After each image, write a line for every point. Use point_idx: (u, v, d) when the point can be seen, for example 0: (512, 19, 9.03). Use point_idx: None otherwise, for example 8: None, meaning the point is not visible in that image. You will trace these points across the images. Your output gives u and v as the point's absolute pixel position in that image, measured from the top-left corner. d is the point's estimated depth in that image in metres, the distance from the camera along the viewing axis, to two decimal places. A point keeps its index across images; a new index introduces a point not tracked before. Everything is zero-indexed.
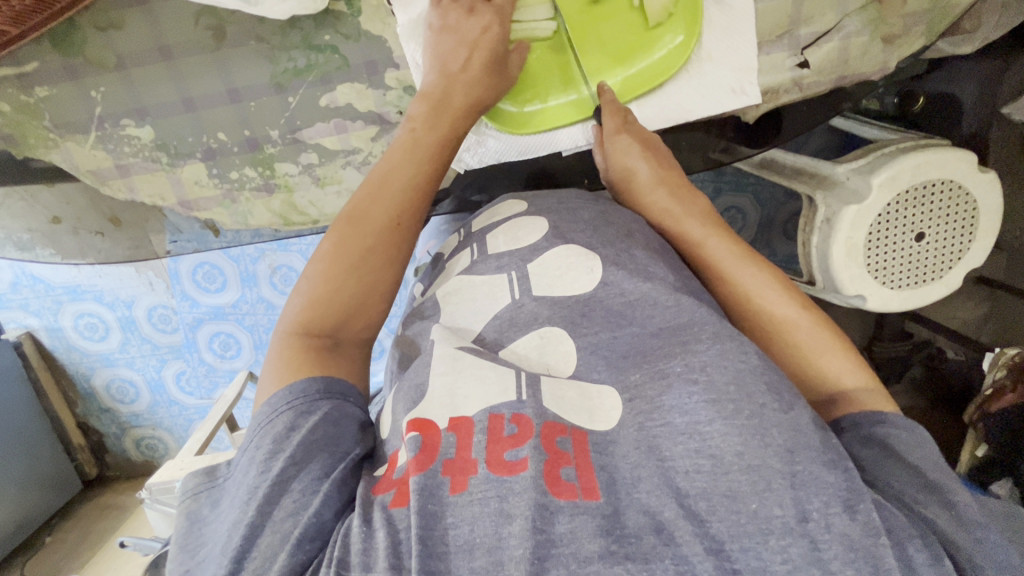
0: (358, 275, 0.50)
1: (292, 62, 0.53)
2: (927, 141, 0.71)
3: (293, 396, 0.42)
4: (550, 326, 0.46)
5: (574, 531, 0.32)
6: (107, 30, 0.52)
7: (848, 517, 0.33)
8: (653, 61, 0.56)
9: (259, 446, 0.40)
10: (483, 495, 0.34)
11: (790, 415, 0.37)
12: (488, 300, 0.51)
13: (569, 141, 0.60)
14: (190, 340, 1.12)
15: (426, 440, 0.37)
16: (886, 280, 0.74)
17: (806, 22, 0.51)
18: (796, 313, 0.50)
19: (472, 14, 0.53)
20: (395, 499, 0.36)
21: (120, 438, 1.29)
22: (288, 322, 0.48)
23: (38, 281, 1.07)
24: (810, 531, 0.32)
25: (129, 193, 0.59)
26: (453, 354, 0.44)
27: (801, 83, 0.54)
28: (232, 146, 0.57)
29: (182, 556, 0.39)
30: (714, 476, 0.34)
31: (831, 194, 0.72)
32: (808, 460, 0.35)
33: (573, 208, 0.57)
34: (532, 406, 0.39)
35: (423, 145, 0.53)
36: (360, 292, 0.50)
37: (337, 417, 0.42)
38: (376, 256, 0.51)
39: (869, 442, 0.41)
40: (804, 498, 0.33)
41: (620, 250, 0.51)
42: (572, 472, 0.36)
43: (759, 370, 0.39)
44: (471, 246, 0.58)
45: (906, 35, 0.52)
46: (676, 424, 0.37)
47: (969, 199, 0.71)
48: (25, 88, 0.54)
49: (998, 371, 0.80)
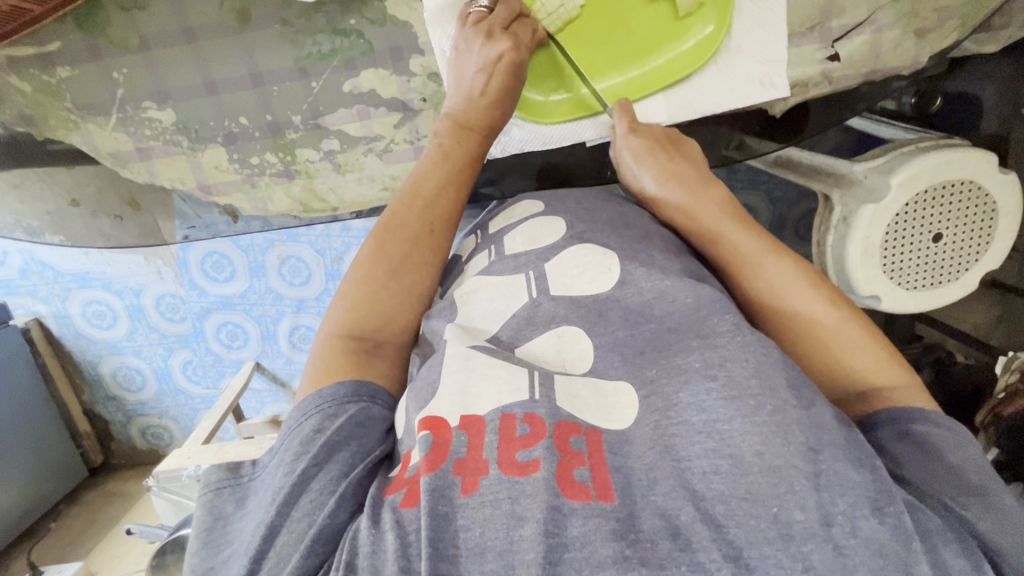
0: (397, 278, 0.52)
1: (316, 45, 0.53)
2: (948, 140, 0.70)
3: (322, 400, 0.43)
4: (568, 326, 0.46)
5: (587, 535, 0.32)
6: (130, 11, 0.51)
7: (877, 520, 0.33)
8: (681, 52, 0.54)
9: (287, 450, 0.41)
10: (494, 496, 0.34)
11: (809, 413, 0.37)
12: (504, 300, 0.50)
13: (593, 132, 0.59)
14: (198, 330, 1.12)
15: (437, 439, 0.37)
16: (902, 281, 0.73)
17: (837, 15, 0.51)
18: (824, 308, 0.49)
19: (488, 39, 0.52)
20: (405, 499, 0.36)
21: (126, 427, 1.29)
22: (332, 322, 0.50)
23: (48, 268, 1.07)
24: (834, 537, 0.32)
25: (148, 176, 0.59)
26: (465, 352, 0.43)
27: (830, 75, 0.53)
28: (254, 131, 0.56)
29: (205, 552, 0.39)
30: (733, 478, 0.34)
31: (849, 193, 0.71)
32: (831, 460, 0.35)
33: (590, 208, 0.57)
34: (545, 406, 0.38)
35: (453, 154, 0.55)
36: (396, 295, 0.51)
37: (363, 419, 0.43)
38: (413, 262, 0.53)
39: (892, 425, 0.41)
40: (828, 501, 0.33)
41: (639, 251, 0.51)
42: (586, 473, 0.35)
43: (781, 364, 0.39)
44: (488, 248, 0.58)
45: (940, 28, 0.51)
46: (693, 424, 0.37)
47: (988, 200, 0.70)
48: (47, 68, 0.53)
49: (1010, 375, 0.80)
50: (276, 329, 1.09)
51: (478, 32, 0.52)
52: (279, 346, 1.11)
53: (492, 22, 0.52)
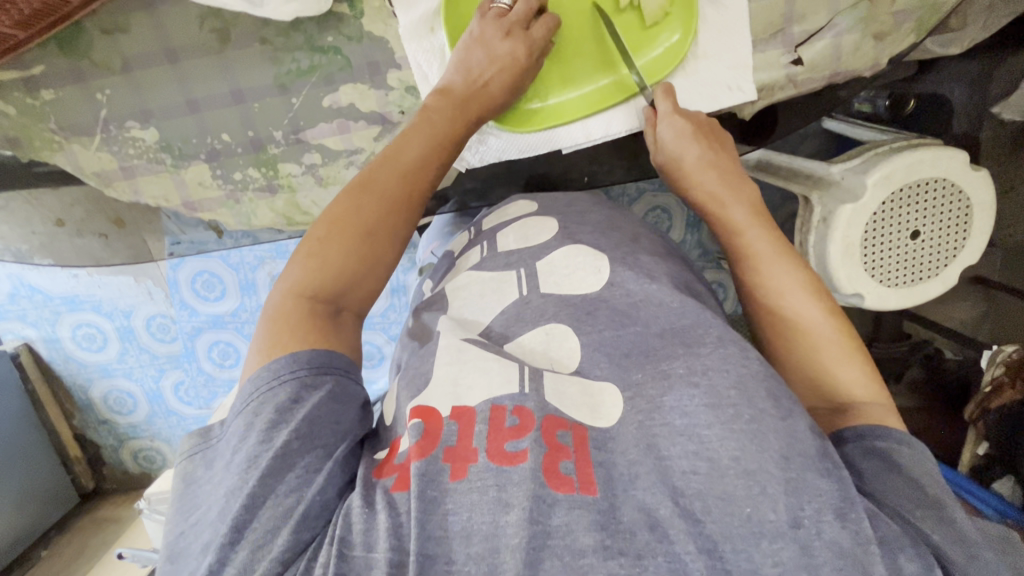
0: (366, 244, 0.48)
1: (295, 62, 0.54)
2: (920, 140, 0.72)
3: (298, 367, 0.41)
4: (556, 323, 0.46)
5: (570, 524, 0.32)
6: (113, 33, 0.53)
7: (839, 525, 0.33)
8: (651, 59, 0.56)
9: (258, 415, 0.40)
10: (482, 483, 0.34)
11: (787, 423, 0.37)
12: (495, 296, 0.50)
13: (569, 140, 0.59)
14: (188, 350, 1.11)
15: (428, 427, 0.37)
16: (883, 278, 0.74)
17: (798, 20, 0.53)
18: (821, 316, 0.50)
19: (507, 35, 0.53)
20: (395, 483, 0.37)
21: (117, 450, 1.28)
22: (295, 280, 0.46)
23: (36, 291, 1.07)
24: (802, 538, 0.32)
25: (134, 194, 0.59)
26: (458, 345, 0.43)
27: (795, 79, 0.55)
28: (236, 147, 0.57)
29: (180, 516, 0.40)
30: (710, 478, 0.34)
31: (828, 194, 0.73)
32: (801, 469, 0.35)
33: (580, 210, 0.57)
34: (534, 399, 0.38)
35: (437, 131, 0.52)
36: (366, 261, 0.48)
37: (340, 395, 0.42)
38: (381, 227, 0.49)
39: (873, 455, 0.41)
40: (796, 504, 0.34)
41: (626, 253, 0.51)
42: (571, 465, 0.35)
43: (760, 375, 0.39)
44: (482, 243, 0.57)
45: (896, 32, 0.53)
46: (674, 425, 0.37)
47: (962, 197, 0.72)
48: (31, 91, 0.54)
49: (995, 368, 0.81)
50: None
51: (496, 27, 0.53)
52: None
53: (511, 20, 0.53)
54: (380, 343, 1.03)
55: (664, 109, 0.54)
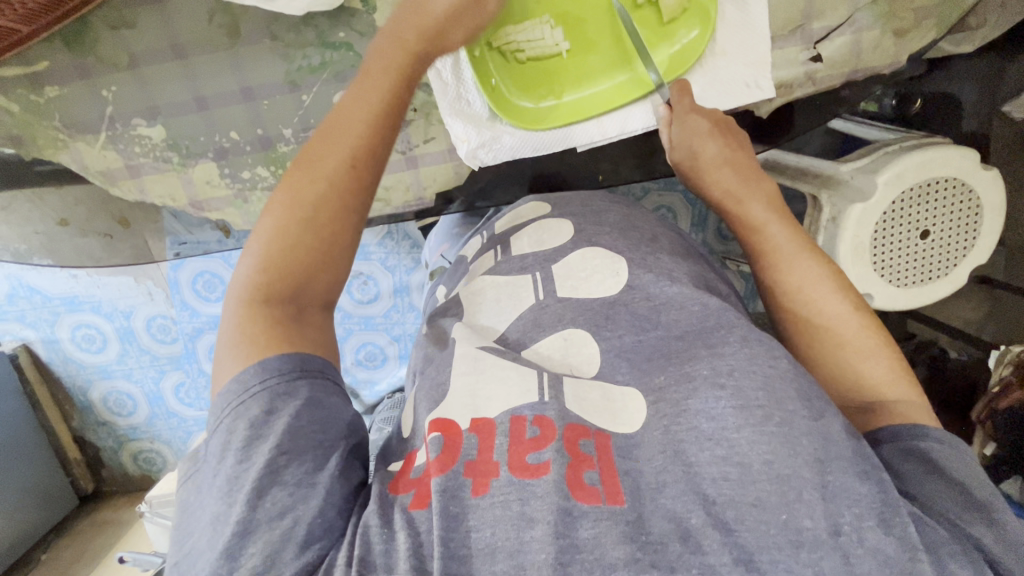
0: (316, 231, 0.43)
1: (306, 59, 0.53)
2: (931, 139, 0.72)
3: (267, 374, 0.40)
4: (575, 328, 0.45)
5: (598, 538, 0.32)
6: (120, 29, 0.52)
7: (883, 532, 0.33)
8: (668, 55, 0.55)
9: (232, 431, 0.38)
10: (504, 498, 0.34)
11: (820, 423, 0.36)
12: (511, 301, 0.49)
13: (585, 137, 0.58)
14: (190, 351, 1.10)
15: (447, 441, 0.36)
16: (893, 280, 0.74)
17: (817, 16, 0.52)
18: (845, 311, 0.49)
19: None
20: (414, 500, 0.36)
21: (117, 453, 1.27)
22: (241, 279, 0.42)
23: (35, 292, 1.05)
24: (843, 546, 0.32)
25: (139, 193, 0.58)
26: (474, 354, 0.42)
27: (814, 76, 0.54)
28: (245, 145, 0.56)
29: (173, 545, 0.38)
30: (741, 484, 0.34)
31: (838, 194, 0.72)
32: (839, 472, 0.35)
33: (596, 210, 0.56)
34: (555, 407, 0.38)
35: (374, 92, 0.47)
36: (321, 249, 0.44)
37: (320, 399, 0.40)
38: (337, 210, 0.44)
39: (912, 457, 0.40)
40: (836, 511, 0.33)
41: (646, 254, 0.51)
42: (595, 476, 0.35)
43: (790, 376, 0.38)
44: (495, 247, 0.56)
45: (917, 28, 0.52)
46: (702, 430, 0.36)
47: (972, 197, 0.71)
48: (35, 88, 0.53)
49: (1003, 368, 0.81)
50: None
51: None
52: None
53: None
54: (384, 344, 1.02)
55: (680, 108, 0.54)
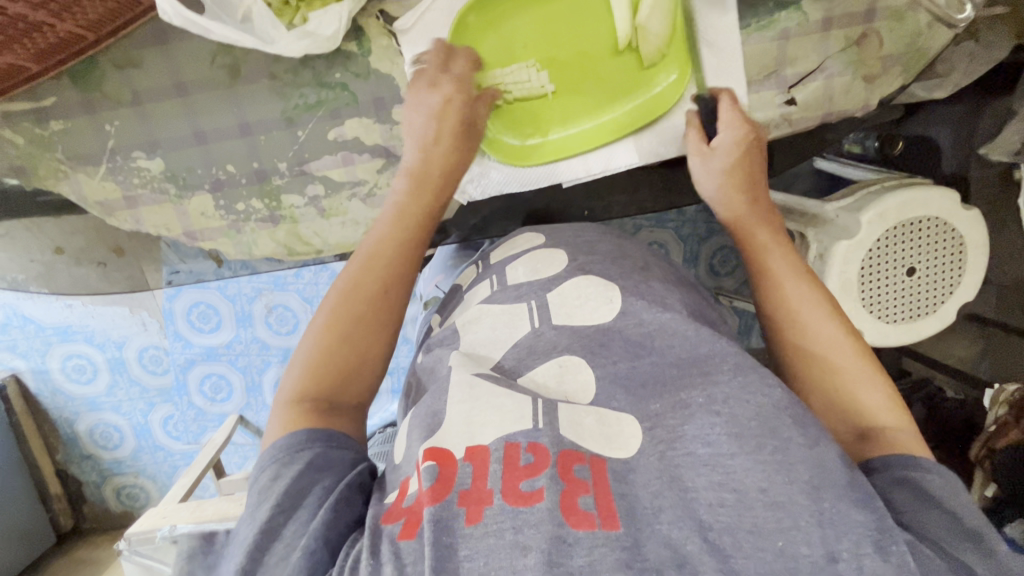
0: (353, 341, 0.50)
1: (303, 98, 0.55)
2: (910, 180, 0.74)
3: (277, 450, 0.43)
4: (569, 355, 0.45)
5: (593, 564, 0.31)
6: (125, 67, 0.54)
7: (879, 558, 0.32)
8: (649, 97, 0.57)
9: (250, 499, 0.41)
10: (497, 526, 0.33)
11: (815, 451, 0.36)
12: (506, 328, 0.50)
13: (569, 173, 0.60)
14: (180, 383, 1.09)
15: (441, 471, 0.36)
16: (882, 315, 0.75)
17: (790, 63, 0.54)
18: (839, 335, 0.52)
19: (433, 86, 0.55)
20: (402, 530, 0.35)
21: (100, 488, 1.24)
22: (289, 388, 0.47)
23: (28, 321, 1.05)
24: (841, 573, 0.31)
25: (135, 223, 0.59)
26: (469, 381, 0.42)
27: (789, 118, 0.57)
28: (241, 178, 0.58)
29: None
30: (739, 511, 0.33)
31: (822, 230, 0.74)
32: (834, 499, 0.34)
33: (589, 241, 0.57)
34: (548, 434, 0.37)
35: (409, 212, 0.56)
36: (359, 352, 0.50)
37: (322, 464, 0.42)
38: (369, 322, 0.51)
39: (901, 484, 0.40)
40: (832, 538, 0.32)
41: (639, 282, 0.51)
42: (591, 501, 0.34)
43: (786, 406, 0.38)
44: (489, 277, 0.57)
45: (885, 75, 0.55)
46: (699, 456, 0.36)
47: (956, 235, 0.73)
48: (41, 121, 0.55)
49: (998, 407, 0.82)
50: (261, 380, 1.08)
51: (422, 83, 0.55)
52: (264, 398, 1.10)
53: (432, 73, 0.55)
54: None
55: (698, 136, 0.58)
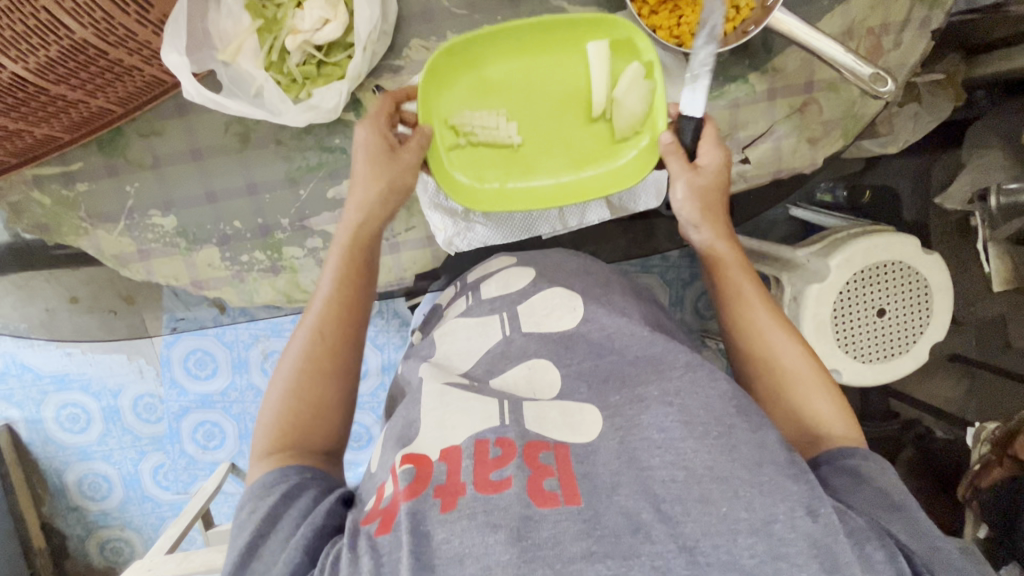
0: (302, 390, 0.51)
1: (305, 160, 0.61)
2: (873, 227, 0.79)
3: (253, 490, 0.45)
4: (538, 357, 0.49)
5: (557, 535, 0.34)
6: (148, 136, 0.59)
7: (811, 518, 0.35)
8: (614, 166, 0.62)
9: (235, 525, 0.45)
10: (470, 510, 0.35)
11: (757, 434, 0.39)
12: (479, 338, 0.54)
13: (547, 226, 0.66)
14: (173, 431, 1.10)
15: (417, 471, 0.38)
16: (857, 354, 0.78)
17: (742, 127, 0.60)
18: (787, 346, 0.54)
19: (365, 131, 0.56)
20: (379, 527, 0.37)
21: (84, 541, 1.21)
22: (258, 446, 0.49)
23: (27, 370, 1.07)
24: (777, 531, 0.35)
25: (146, 274, 0.63)
26: (441, 389, 0.45)
27: (745, 175, 0.62)
28: (246, 233, 0.62)
29: None
30: (687, 483, 0.36)
31: (795, 275, 0.79)
32: (773, 471, 0.37)
33: (558, 262, 0.59)
34: (514, 429, 0.40)
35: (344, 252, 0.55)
36: (310, 402, 0.50)
37: (293, 492, 0.44)
38: (315, 370, 0.51)
39: (842, 471, 0.45)
40: (772, 502, 0.36)
41: (599, 292, 0.55)
42: (555, 482, 0.37)
43: (729, 395, 0.41)
44: (466, 294, 0.60)
45: (828, 137, 0.60)
46: (652, 439, 0.39)
47: (921, 279, 0.77)
48: (67, 184, 0.60)
49: (982, 445, 0.82)
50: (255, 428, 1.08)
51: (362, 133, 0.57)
52: None
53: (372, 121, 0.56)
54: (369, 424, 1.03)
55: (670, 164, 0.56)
